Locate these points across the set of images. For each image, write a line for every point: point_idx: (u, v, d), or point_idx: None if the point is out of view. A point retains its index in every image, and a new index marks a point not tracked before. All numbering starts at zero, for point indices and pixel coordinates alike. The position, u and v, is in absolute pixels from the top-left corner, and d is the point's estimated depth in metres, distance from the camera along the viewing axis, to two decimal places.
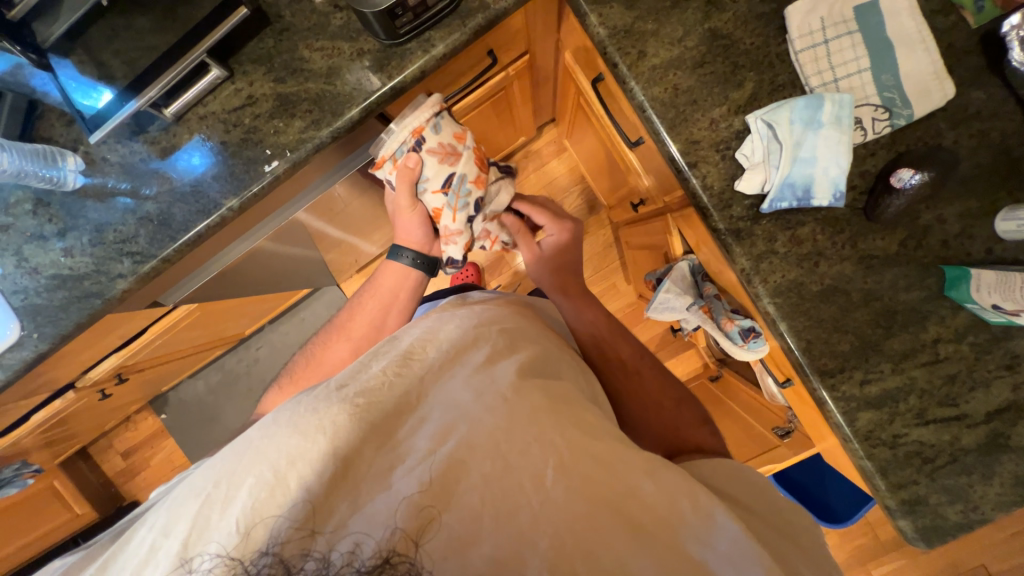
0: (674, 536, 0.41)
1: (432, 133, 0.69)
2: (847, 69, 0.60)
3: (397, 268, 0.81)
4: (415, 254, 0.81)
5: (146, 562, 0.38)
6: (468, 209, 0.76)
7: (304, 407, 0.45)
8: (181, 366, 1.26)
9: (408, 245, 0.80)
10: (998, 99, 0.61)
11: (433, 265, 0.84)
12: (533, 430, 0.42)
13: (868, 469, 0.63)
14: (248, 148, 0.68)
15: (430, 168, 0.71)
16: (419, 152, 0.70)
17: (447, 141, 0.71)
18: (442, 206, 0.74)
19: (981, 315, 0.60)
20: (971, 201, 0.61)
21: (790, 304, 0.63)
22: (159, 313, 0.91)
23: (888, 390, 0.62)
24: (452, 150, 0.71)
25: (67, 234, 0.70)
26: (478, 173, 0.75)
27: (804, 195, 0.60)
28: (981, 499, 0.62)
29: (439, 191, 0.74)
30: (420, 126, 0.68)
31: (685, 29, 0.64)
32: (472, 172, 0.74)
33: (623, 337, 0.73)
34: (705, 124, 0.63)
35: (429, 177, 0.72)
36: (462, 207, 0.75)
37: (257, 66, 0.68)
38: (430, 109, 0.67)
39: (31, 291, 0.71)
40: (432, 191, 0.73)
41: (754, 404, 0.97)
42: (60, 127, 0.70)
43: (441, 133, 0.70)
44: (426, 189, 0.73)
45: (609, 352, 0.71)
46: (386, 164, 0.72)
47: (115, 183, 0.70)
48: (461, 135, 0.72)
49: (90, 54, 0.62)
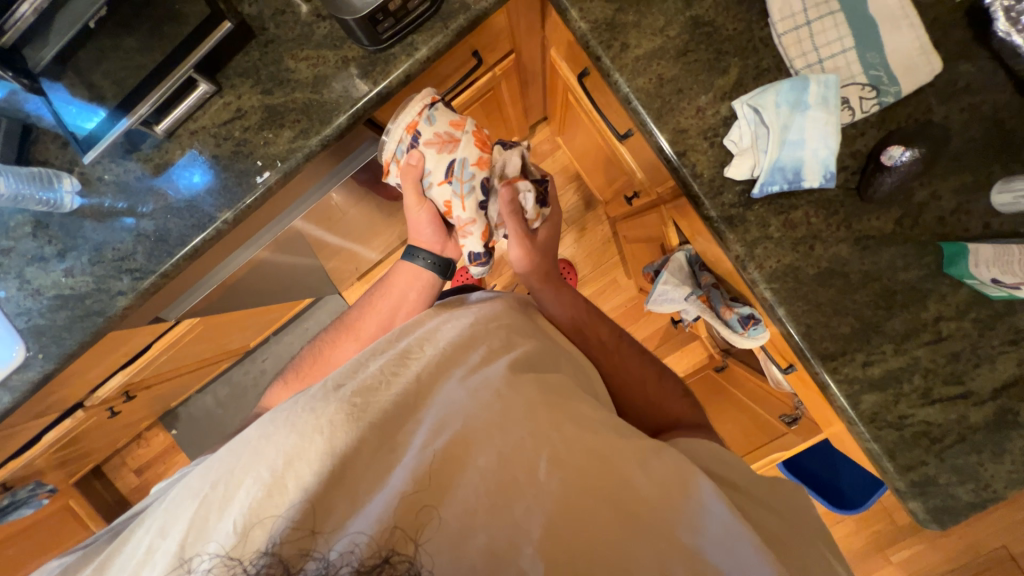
0: (668, 525, 0.40)
1: (426, 125, 0.69)
2: (831, 50, 0.60)
3: (410, 268, 0.81)
4: (429, 254, 0.80)
5: (144, 562, 0.38)
6: (475, 194, 0.71)
7: (302, 408, 0.45)
8: (188, 381, 1.27)
9: (425, 247, 0.80)
10: (987, 72, 0.60)
11: (448, 267, 0.83)
12: (527, 424, 0.42)
13: (875, 452, 0.62)
14: (240, 160, 0.69)
15: (431, 160, 0.70)
16: (418, 146, 0.69)
17: (443, 130, 0.69)
18: (451, 198, 0.72)
19: (982, 290, 0.59)
20: (965, 175, 0.60)
21: (787, 288, 0.62)
22: (162, 328, 0.92)
23: (892, 371, 0.62)
24: (450, 138, 0.69)
25: (67, 255, 0.71)
26: (481, 154, 0.71)
27: (795, 178, 0.60)
28: (992, 478, 0.61)
29: (444, 182, 0.71)
30: (414, 122, 0.69)
31: (667, 19, 0.64)
32: (473, 156, 0.70)
33: (603, 322, 0.72)
34: (691, 112, 0.63)
35: (432, 171, 0.71)
36: (469, 192, 0.71)
37: (244, 79, 0.69)
38: (419, 100, 0.67)
39: (34, 312, 0.71)
40: (437, 184, 0.72)
41: (762, 393, 0.96)
42: (55, 149, 0.71)
43: (435, 123, 0.69)
44: (431, 183, 0.72)
45: (604, 333, 0.70)
46: (391, 165, 0.74)
47: (112, 202, 0.71)
48: (458, 122, 0.69)
49: (81, 77, 0.63)
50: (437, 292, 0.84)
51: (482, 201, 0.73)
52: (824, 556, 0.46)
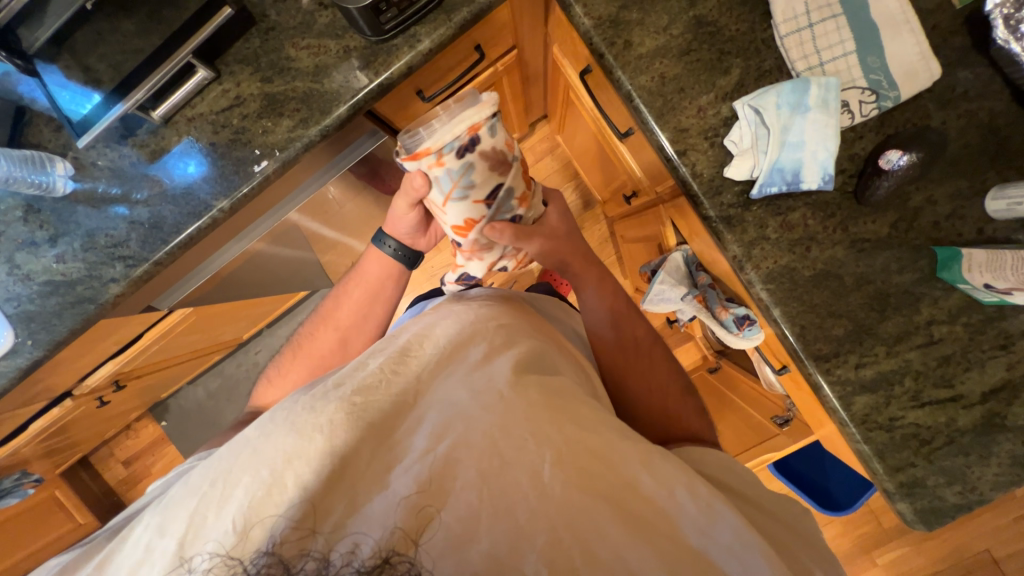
0: (670, 525, 0.41)
1: (488, 133, 0.58)
2: (832, 53, 0.60)
3: (380, 256, 0.78)
4: (397, 243, 0.76)
5: (141, 563, 0.37)
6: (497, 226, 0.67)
7: (301, 406, 0.45)
8: (179, 372, 1.26)
9: (393, 234, 0.76)
10: (985, 79, 0.61)
11: (415, 259, 0.79)
12: (530, 425, 0.42)
13: (866, 453, 0.63)
14: (237, 149, 0.68)
15: (478, 175, 0.61)
16: (471, 153, 0.58)
17: (501, 145, 0.60)
18: (479, 219, 0.65)
19: (974, 295, 0.60)
20: (960, 180, 0.61)
21: (783, 290, 0.63)
22: (155, 317, 0.91)
23: (884, 373, 0.62)
24: (503, 158, 0.61)
25: (58, 240, 0.70)
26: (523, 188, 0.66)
27: (793, 179, 0.60)
28: (980, 480, 0.62)
29: (479, 202, 0.63)
30: (475, 126, 0.57)
31: (670, 17, 0.64)
32: (519, 188, 0.64)
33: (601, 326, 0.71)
34: (692, 111, 0.63)
35: (475, 184, 0.61)
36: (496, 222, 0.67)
37: (243, 67, 0.68)
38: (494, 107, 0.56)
39: (24, 298, 0.70)
40: (470, 201, 0.63)
41: (754, 395, 0.97)
42: (49, 133, 0.70)
43: (496, 136, 0.59)
44: (462, 197, 0.62)
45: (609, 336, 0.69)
46: (426, 158, 0.58)
47: (106, 187, 0.70)
48: (513, 141, 0.62)
49: (76, 59, 0.62)
50: (405, 276, 0.81)
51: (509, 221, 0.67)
52: (820, 556, 0.47)
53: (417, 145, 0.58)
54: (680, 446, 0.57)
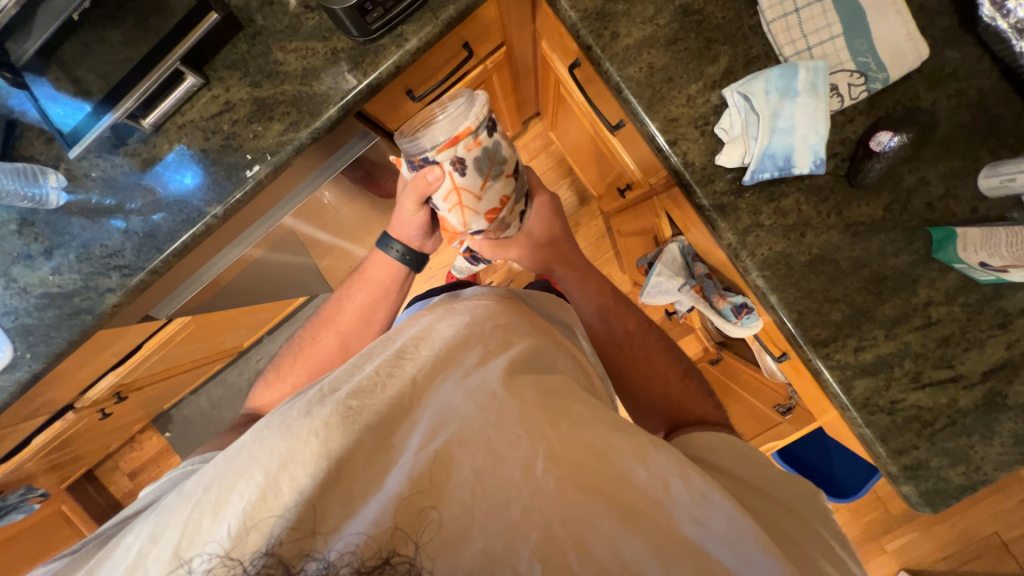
0: (667, 518, 0.41)
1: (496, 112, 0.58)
2: (820, 36, 0.60)
3: (384, 260, 0.77)
4: (404, 247, 0.76)
5: (135, 568, 0.37)
6: (516, 202, 0.67)
7: (298, 411, 0.44)
8: (181, 381, 1.26)
9: (398, 238, 0.75)
10: (973, 58, 0.61)
11: (420, 261, 0.79)
12: (523, 422, 0.42)
13: (868, 437, 0.63)
14: (229, 154, 0.68)
15: (507, 153, 0.60)
16: (495, 131, 0.57)
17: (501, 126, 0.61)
18: (511, 194, 0.65)
19: (971, 274, 0.60)
20: (953, 160, 0.61)
21: (779, 276, 0.63)
22: (154, 327, 0.91)
23: (883, 356, 0.62)
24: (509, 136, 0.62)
25: (53, 253, 0.70)
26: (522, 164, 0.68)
27: (785, 164, 0.60)
28: (983, 459, 0.62)
29: (507, 176, 0.62)
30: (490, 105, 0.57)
31: (657, 7, 0.64)
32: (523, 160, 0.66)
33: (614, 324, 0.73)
34: (682, 100, 0.63)
35: (507, 161, 0.61)
36: (516, 199, 0.67)
37: (232, 72, 0.68)
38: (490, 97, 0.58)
39: (21, 311, 0.70)
40: (503, 176, 0.61)
41: (754, 383, 0.97)
42: (41, 145, 0.70)
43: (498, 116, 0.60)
44: (498, 173, 0.60)
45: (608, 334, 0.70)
46: (466, 139, 0.55)
47: (99, 198, 0.70)
48: None
49: (66, 71, 0.62)
50: (410, 278, 0.81)
51: (522, 207, 0.70)
52: (825, 540, 0.47)
53: (451, 130, 0.54)
54: (679, 438, 0.57)
